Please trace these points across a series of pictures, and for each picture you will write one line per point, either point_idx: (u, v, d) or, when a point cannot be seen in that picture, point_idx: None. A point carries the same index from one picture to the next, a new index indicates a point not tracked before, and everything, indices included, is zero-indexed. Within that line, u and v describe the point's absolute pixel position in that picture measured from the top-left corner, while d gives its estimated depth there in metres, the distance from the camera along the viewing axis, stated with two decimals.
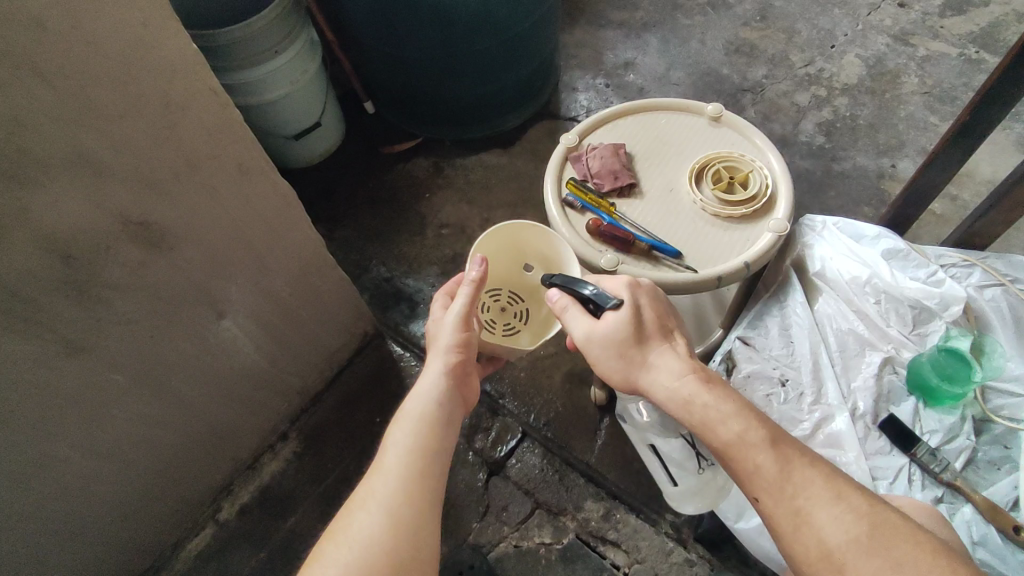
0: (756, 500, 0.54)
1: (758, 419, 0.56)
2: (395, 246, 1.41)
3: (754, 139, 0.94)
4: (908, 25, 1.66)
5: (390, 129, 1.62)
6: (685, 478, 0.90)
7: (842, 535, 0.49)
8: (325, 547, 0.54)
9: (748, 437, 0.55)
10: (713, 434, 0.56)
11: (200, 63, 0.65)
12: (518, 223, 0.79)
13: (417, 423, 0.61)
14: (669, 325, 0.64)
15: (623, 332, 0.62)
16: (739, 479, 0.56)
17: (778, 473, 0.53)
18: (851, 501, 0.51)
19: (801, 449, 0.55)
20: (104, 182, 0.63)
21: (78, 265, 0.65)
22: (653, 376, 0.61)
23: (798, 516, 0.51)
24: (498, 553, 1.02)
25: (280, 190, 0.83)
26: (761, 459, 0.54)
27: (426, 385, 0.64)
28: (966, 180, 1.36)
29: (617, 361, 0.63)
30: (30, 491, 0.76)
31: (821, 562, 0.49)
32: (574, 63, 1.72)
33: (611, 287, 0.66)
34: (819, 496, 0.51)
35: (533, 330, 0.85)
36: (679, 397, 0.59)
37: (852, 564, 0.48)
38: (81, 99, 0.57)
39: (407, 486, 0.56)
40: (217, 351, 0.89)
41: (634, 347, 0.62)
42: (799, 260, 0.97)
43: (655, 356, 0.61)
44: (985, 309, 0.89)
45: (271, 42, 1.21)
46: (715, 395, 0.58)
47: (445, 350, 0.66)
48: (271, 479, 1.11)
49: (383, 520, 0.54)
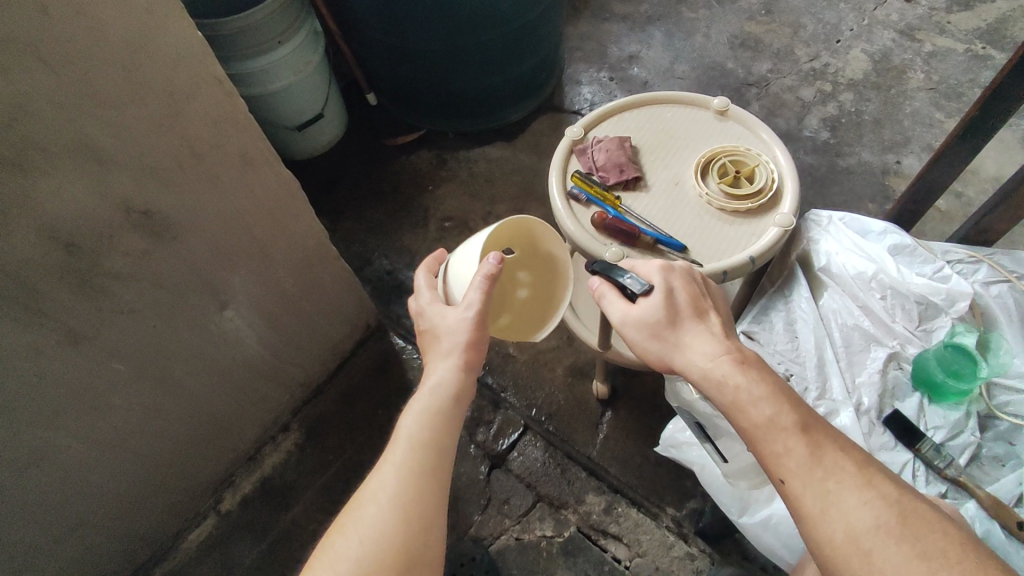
0: (781, 482, 0.54)
1: (791, 403, 0.56)
2: (397, 239, 1.41)
3: (761, 133, 0.93)
4: (914, 20, 1.65)
5: (392, 121, 1.61)
6: (738, 457, 0.82)
7: (868, 520, 0.49)
8: (334, 540, 0.53)
9: (779, 421, 0.55)
10: (744, 415, 0.56)
11: (204, 50, 0.64)
12: (537, 218, 0.71)
13: (429, 419, 0.60)
14: (705, 304, 0.63)
15: (657, 315, 0.62)
16: (763, 461, 0.56)
17: (809, 459, 0.53)
18: (879, 488, 0.51)
19: (834, 436, 0.55)
20: (107, 169, 0.62)
21: (81, 254, 0.65)
22: (687, 357, 0.61)
23: (825, 500, 0.51)
24: (499, 545, 1.02)
25: (282, 180, 0.82)
26: (791, 443, 0.54)
27: (439, 379, 0.63)
28: (972, 177, 1.35)
29: (652, 343, 0.62)
30: (32, 480, 0.76)
31: (845, 545, 0.49)
32: (577, 56, 1.71)
33: (646, 270, 0.66)
34: (850, 481, 0.51)
35: (506, 315, 0.77)
36: (711, 377, 0.58)
37: (877, 548, 0.48)
38: (83, 85, 0.56)
39: (418, 484, 0.56)
40: (219, 341, 0.89)
41: (667, 330, 0.62)
42: (805, 255, 0.97)
43: (690, 338, 0.61)
44: (991, 305, 0.88)
45: (273, 32, 1.20)
46: (749, 376, 0.57)
47: (460, 346, 0.64)
48: (271, 470, 1.12)
49: (394, 517, 0.54)
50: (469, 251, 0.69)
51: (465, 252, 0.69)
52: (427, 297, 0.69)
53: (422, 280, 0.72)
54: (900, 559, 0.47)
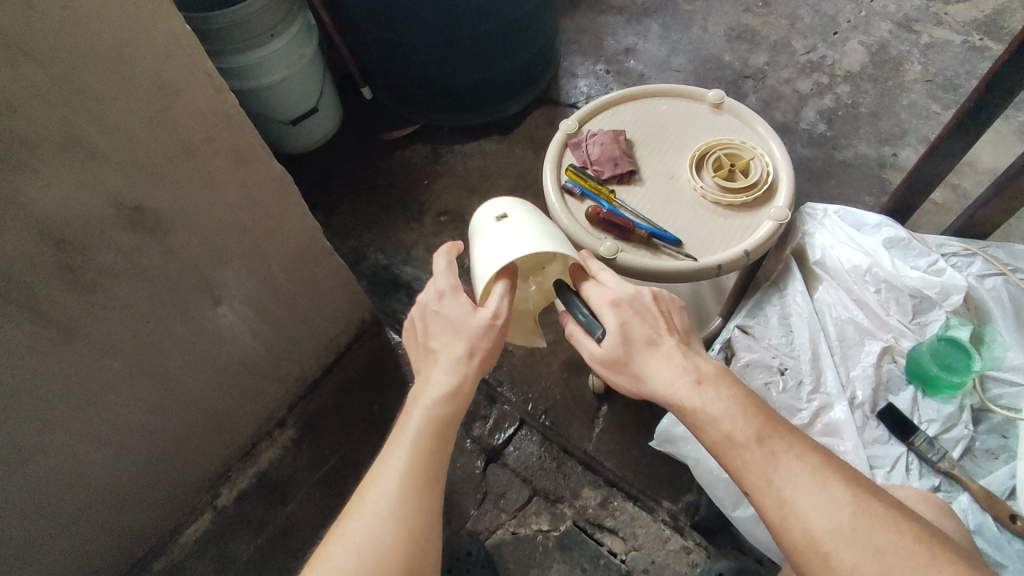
0: (747, 493, 0.55)
1: (754, 410, 0.56)
2: (393, 233, 1.40)
3: (755, 126, 0.93)
4: (912, 11, 1.64)
5: (388, 115, 1.60)
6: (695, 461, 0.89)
7: (827, 522, 0.50)
8: (329, 551, 0.53)
9: (735, 435, 0.55)
10: (702, 434, 0.57)
11: (194, 44, 0.63)
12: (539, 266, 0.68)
13: (433, 427, 0.58)
14: (659, 328, 0.62)
15: (613, 355, 0.62)
16: (729, 472, 0.57)
17: (766, 468, 0.53)
18: (833, 490, 0.51)
19: (790, 440, 0.55)
20: (97, 166, 0.62)
21: (72, 251, 0.64)
22: (649, 386, 0.61)
23: (782, 507, 0.52)
24: (495, 540, 1.02)
25: (276, 176, 0.81)
26: (748, 456, 0.54)
27: (450, 383, 0.59)
28: (968, 169, 1.35)
29: (616, 376, 0.63)
30: (28, 477, 0.76)
31: (809, 548, 0.50)
32: (574, 49, 1.70)
33: (598, 307, 0.65)
34: (807, 486, 0.52)
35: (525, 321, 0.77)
36: (674, 402, 0.59)
37: (836, 550, 0.49)
38: (71, 82, 0.56)
39: (420, 497, 0.55)
40: (214, 337, 0.89)
41: (627, 362, 0.62)
42: (799, 249, 0.96)
43: (648, 366, 0.61)
44: (986, 298, 0.88)
45: (264, 26, 1.19)
46: (706, 395, 0.57)
47: (476, 354, 0.61)
48: (268, 465, 1.12)
49: (394, 530, 0.53)
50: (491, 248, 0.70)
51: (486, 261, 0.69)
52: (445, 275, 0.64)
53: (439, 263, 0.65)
54: (859, 559, 0.48)
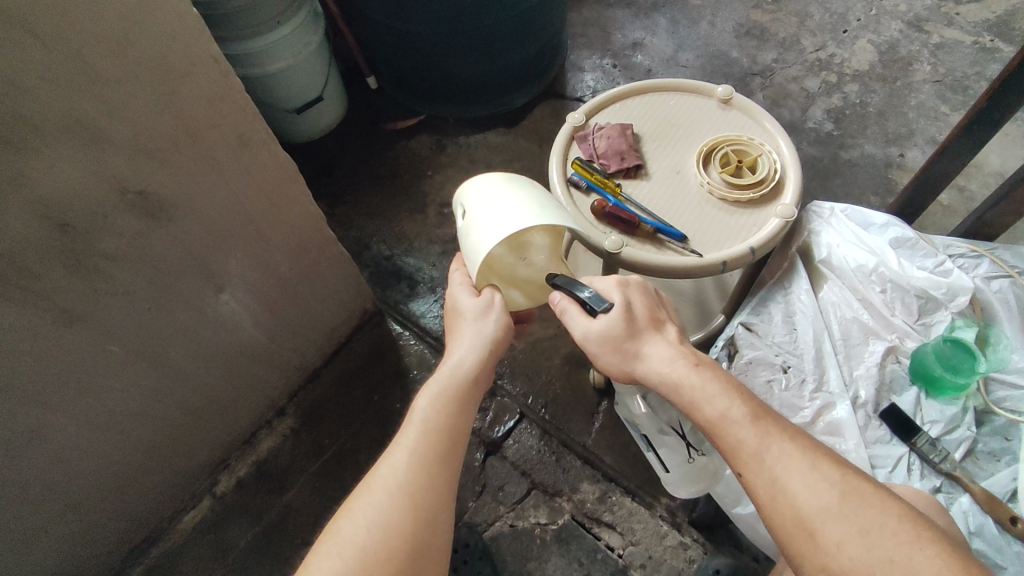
0: (738, 474, 0.55)
1: (744, 397, 0.57)
2: (396, 225, 1.40)
3: (764, 122, 0.92)
4: (923, 10, 1.63)
5: (392, 105, 1.60)
6: (675, 468, 0.89)
7: (814, 502, 0.50)
8: (341, 524, 0.53)
9: (731, 415, 0.56)
10: (699, 412, 0.58)
11: (202, 28, 0.62)
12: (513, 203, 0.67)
13: (446, 403, 0.59)
14: (660, 316, 0.66)
15: (617, 329, 0.63)
16: (724, 455, 0.56)
17: (759, 447, 0.54)
18: (824, 471, 0.51)
19: (782, 423, 0.55)
20: (101, 148, 0.61)
21: (75, 233, 0.64)
22: (647, 364, 0.62)
23: (773, 488, 0.52)
24: (493, 533, 1.02)
25: (281, 164, 0.81)
26: (743, 435, 0.54)
27: (460, 361, 0.63)
28: (975, 171, 1.34)
29: (613, 354, 0.64)
30: (27, 459, 0.76)
31: (794, 528, 0.50)
32: (581, 42, 1.69)
33: (604, 287, 0.66)
34: (796, 466, 0.52)
35: (505, 254, 0.78)
36: (671, 381, 0.60)
37: (823, 530, 0.49)
38: (77, 63, 0.55)
39: (427, 472, 0.55)
40: (215, 324, 0.89)
41: (628, 340, 0.63)
42: (806, 247, 0.96)
43: (647, 347, 0.63)
44: (992, 301, 0.88)
45: (270, 14, 1.18)
46: (703, 377, 0.59)
47: (486, 334, 0.65)
48: (268, 454, 1.12)
49: (403, 505, 0.53)
50: (491, 220, 0.66)
51: (479, 231, 0.67)
52: (460, 277, 0.71)
53: (455, 272, 0.72)
54: (846, 538, 0.48)
